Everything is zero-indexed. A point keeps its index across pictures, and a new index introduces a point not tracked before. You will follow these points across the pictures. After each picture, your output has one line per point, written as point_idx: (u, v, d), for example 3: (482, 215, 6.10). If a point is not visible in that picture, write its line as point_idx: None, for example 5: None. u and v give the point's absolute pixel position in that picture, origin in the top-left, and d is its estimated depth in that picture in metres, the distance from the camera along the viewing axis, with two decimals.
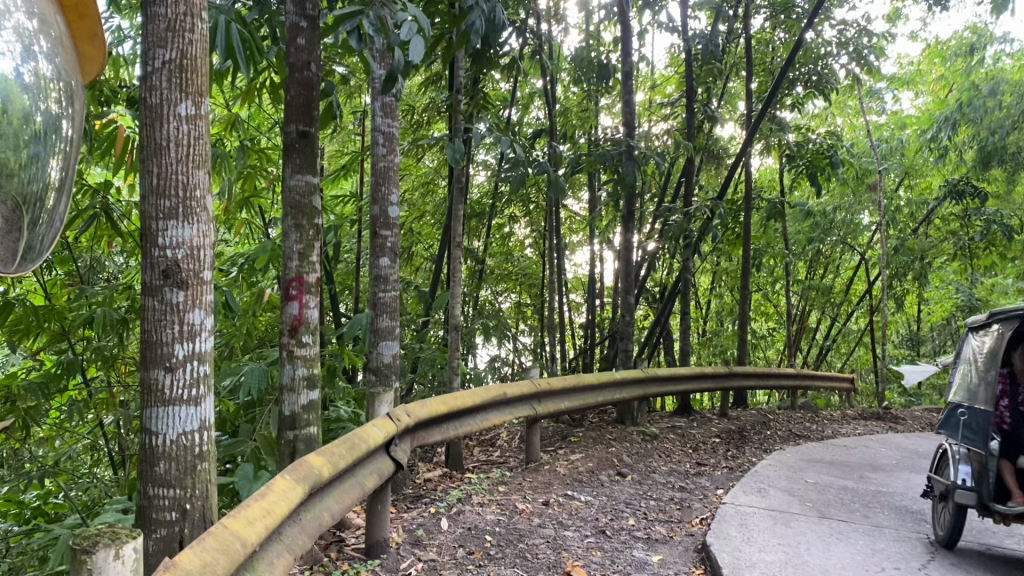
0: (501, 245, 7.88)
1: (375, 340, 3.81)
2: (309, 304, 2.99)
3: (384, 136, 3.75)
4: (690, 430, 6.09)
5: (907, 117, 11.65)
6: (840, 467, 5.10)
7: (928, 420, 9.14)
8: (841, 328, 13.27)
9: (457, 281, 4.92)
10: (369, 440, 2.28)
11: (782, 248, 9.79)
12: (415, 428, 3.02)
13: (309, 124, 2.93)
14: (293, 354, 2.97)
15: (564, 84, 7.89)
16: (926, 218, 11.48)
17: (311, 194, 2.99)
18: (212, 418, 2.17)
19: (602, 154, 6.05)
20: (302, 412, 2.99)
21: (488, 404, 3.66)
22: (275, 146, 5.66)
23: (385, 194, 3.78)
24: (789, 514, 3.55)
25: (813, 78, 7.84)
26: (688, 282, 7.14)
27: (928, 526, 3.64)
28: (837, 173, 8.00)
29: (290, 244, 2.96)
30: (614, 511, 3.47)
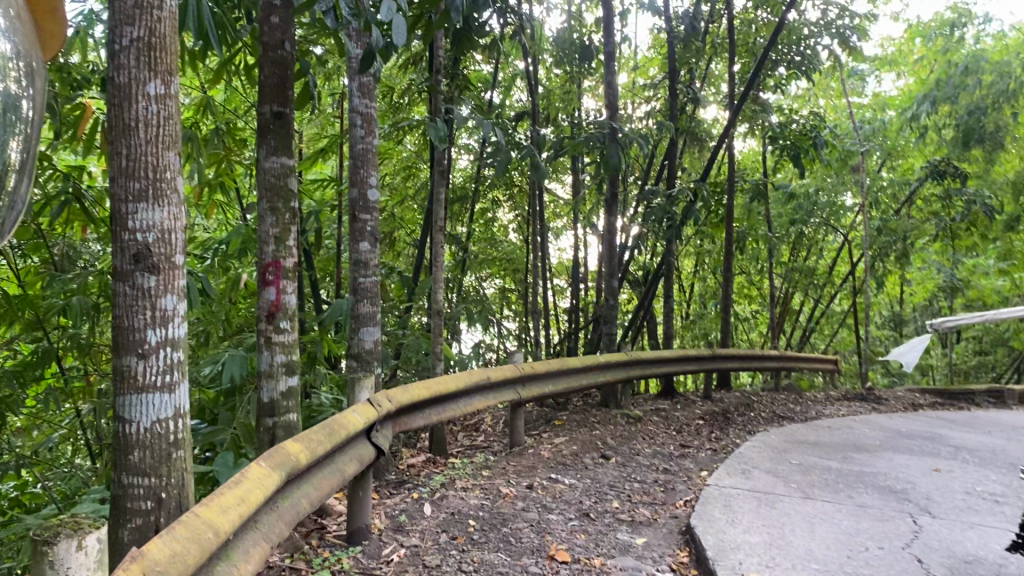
0: (484, 229, 7.85)
1: (356, 326, 3.77)
2: (286, 289, 2.95)
3: (362, 118, 3.70)
4: (674, 413, 6.09)
5: (889, 99, 11.68)
6: (824, 448, 5.11)
7: (911, 401, 9.19)
8: (824, 310, 13.33)
9: (440, 265, 4.88)
10: (349, 426, 2.25)
11: (765, 230, 9.81)
12: (398, 413, 2.99)
13: (284, 104, 2.88)
14: (271, 340, 2.92)
15: (546, 66, 7.84)
16: (907, 199, 11.54)
17: (286, 175, 2.93)
18: (187, 405, 2.12)
19: (585, 137, 6.00)
20: (281, 399, 2.94)
21: (471, 388, 3.63)
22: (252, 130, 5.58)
23: (363, 177, 3.73)
24: (773, 495, 3.54)
25: (796, 59, 7.82)
26: (672, 265, 7.12)
27: (912, 505, 3.64)
28: (820, 153, 8.01)
29: (266, 228, 2.91)
30: (598, 494, 3.45)
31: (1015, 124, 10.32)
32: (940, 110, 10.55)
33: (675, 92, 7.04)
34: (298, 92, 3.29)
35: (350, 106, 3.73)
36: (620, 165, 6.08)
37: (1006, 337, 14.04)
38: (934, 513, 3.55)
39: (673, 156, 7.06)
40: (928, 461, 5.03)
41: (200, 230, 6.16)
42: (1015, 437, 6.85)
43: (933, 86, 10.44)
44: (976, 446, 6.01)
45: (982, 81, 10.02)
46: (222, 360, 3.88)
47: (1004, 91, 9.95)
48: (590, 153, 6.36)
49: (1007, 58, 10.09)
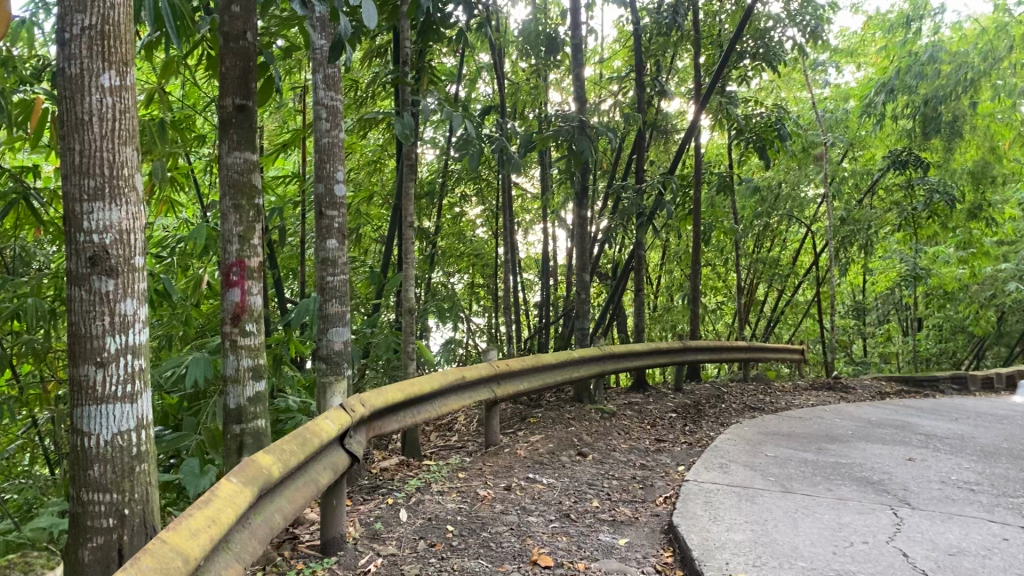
0: (451, 224, 7.75)
1: (324, 326, 3.64)
2: (252, 290, 2.83)
3: (328, 111, 3.58)
4: (647, 406, 6.05)
5: (849, 90, 11.79)
6: (798, 439, 5.11)
7: (877, 389, 9.28)
8: (789, 300, 13.44)
9: (410, 262, 4.77)
10: (322, 433, 2.15)
11: (732, 221, 9.83)
12: (372, 417, 2.89)
13: (246, 97, 2.76)
14: (237, 344, 2.80)
15: (512, 59, 7.76)
16: (870, 189, 11.67)
17: (251, 171, 2.81)
18: (150, 415, 2.01)
19: (554, 130, 5.93)
20: (248, 405, 2.83)
21: (446, 389, 3.55)
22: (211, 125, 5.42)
23: (329, 172, 3.62)
24: (753, 490, 3.51)
25: (760, 51, 7.80)
26: (641, 258, 7.09)
27: (891, 497, 3.63)
28: (786, 145, 8.02)
29: (230, 226, 2.78)
30: (577, 493, 3.38)
31: (973, 114, 10.45)
32: (901, 101, 10.66)
33: (642, 86, 6.88)
34: (260, 84, 3.17)
35: (313, 99, 3.60)
36: (589, 158, 6.02)
37: (966, 324, 14.27)
38: (913, 504, 3.54)
39: (642, 149, 6.91)
40: (901, 450, 5.04)
41: (160, 229, 5.98)
42: (981, 423, 6.93)
43: (892, 76, 10.53)
44: (945, 433, 6.07)
45: (941, 71, 10.05)
46: (185, 363, 3.75)
47: (963, 81, 9.97)
48: (558, 146, 6.29)
49: (965, 48, 10.22)
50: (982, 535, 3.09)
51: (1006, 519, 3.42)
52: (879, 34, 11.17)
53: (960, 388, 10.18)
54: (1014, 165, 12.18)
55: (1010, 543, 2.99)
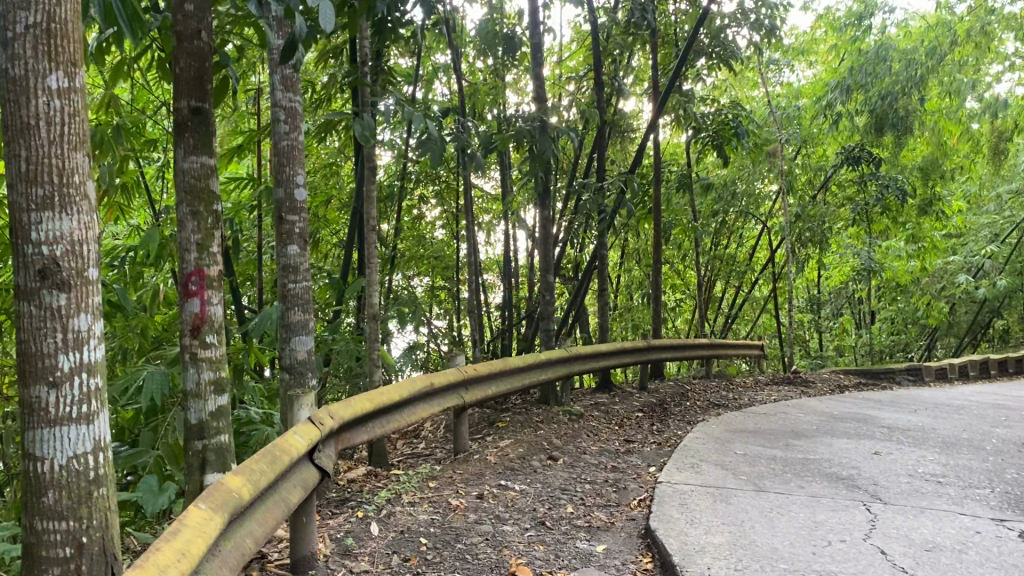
0: (411, 227, 7.65)
1: (287, 335, 3.53)
2: (212, 299, 2.72)
3: (286, 113, 3.47)
4: (613, 406, 6.02)
5: (801, 88, 11.91)
6: (765, 435, 5.11)
7: (836, 383, 9.39)
8: (746, 296, 13.56)
9: (373, 266, 4.67)
10: (292, 451, 2.05)
11: (691, 219, 9.87)
12: (340, 429, 2.80)
13: (202, 99, 2.65)
14: (197, 357, 2.68)
15: (469, 59, 7.67)
16: (823, 184, 11.83)
17: (208, 176, 2.70)
18: (109, 436, 1.90)
19: (514, 131, 5.85)
20: (210, 419, 2.71)
21: (414, 397, 3.47)
22: (161, 129, 5.25)
23: (289, 175, 3.51)
24: (727, 490, 3.48)
25: (717, 50, 7.82)
26: (604, 258, 7.06)
27: (862, 492, 3.63)
28: (743, 143, 8.06)
29: (187, 234, 2.66)
30: (551, 499, 3.32)
31: (922, 110, 10.62)
32: (853, 98, 10.80)
33: (600, 84, 6.84)
34: (215, 87, 3.06)
35: (271, 100, 3.49)
36: (551, 157, 5.97)
37: (918, 316, 14.55)
38: (885, 499, 3.55)
39: (603, 148, 6.85)
40: (866, 443, 5.08)
41: (111, 238, 5.79)
42: (940, 414, 7.04)
43: (845, 73, 10.66)
44: (907, 425, 6.13)
45: (892, 68, 10.21)
46: (142, 376, 3.63)
47: (913, 77, 10.12)
48: (519, 145, 6.23)
49: (914, 46, 10.38)
50: (955, 529, 3.10)
51: (976, 511, 3.45)
52: (830, 33, 11.30)
53: (915, 378, 10.38)
54: (961, 160, 12.45)
55: (984, 537, 3.00)
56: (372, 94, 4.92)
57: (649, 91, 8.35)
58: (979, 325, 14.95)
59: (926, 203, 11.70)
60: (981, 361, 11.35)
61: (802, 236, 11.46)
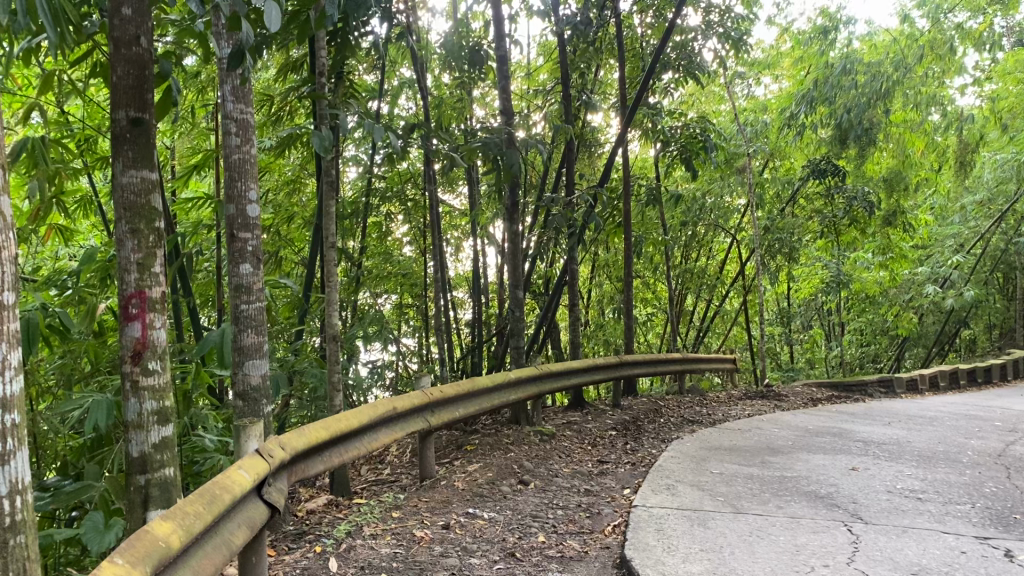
0: (378, 243, 7.47)
1: (240, 359, 3.34)
2: (154, 322, 2.54)
3: (237, 125, 3.31)
4: (586, 425, 5.88)
5: (768, 100, 11.93)
6: (741, 452, 5.00)
7: (809, 395, 9.32)
8: (717, 309, 13.51)
9: (333, 285, 4.50)
10: (233, 488, 1.89)
11: (661, 232, 9.80)
12: (294, 461, 2.62)
13: (142, 109, 2.49)
14: (139, 385, 2.50)
15: (435, 73, 7.54)
16: (791, 197, 11.86)
17: (149, 192, 2.53)
18: (26, 477, 1.71)
19: (481, 143, 5.74)
20: (153, 452, 2.53)
21: (376, 422, 3.30)
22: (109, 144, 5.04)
23: (241, 190, 3.35)
24: (703, 513, 3.35)
25: (684, 63, 7.78)
26: (574, 273, 6.94)
27: (843, 512, 3.52)
28: (711, 156, 8.01)
29: (126, 254, 2.49)
30: (521, 527, 3.18)
31: (888, 122, 10.65)
32: (819, 111, 10.83)
33: (568, 97, 6.72)
34: (158, 99, 2.90)
35: (222, 112, 3.34)
36: (518, 171, 5.85)
37: (888, 327, 14.60)
38: (865, 518, 3.44)
39: (571, 161, 6.75)
40: (843, 459, 4.98)
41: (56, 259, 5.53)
42: (913, 426, 6.99)
43: (810, 86, 10.69)
44: (882, 439, 6.06)
45: (857, 81, 10.26)
46: (85, 404, 3.43)
47: (879, 89, 10.16)
48: (485, 160, 6.11)
49: (878, 58, 10.44)
50: (940, 550, 2.99)
51: (959, 529, 3.34)
52: (794, 47, 11.34)
53: (887, 390, 10.37)
54: (926, 172, 12.54)
55: (971, 557, 2.89)
56: (331, 107, 4.77)
57: (616, 105, 8.28)
58: (947, 336, 15.05)
59: (892, 214, 11.75)
60: (950, 371, 11.37)
61: (771, 249, 11.45)
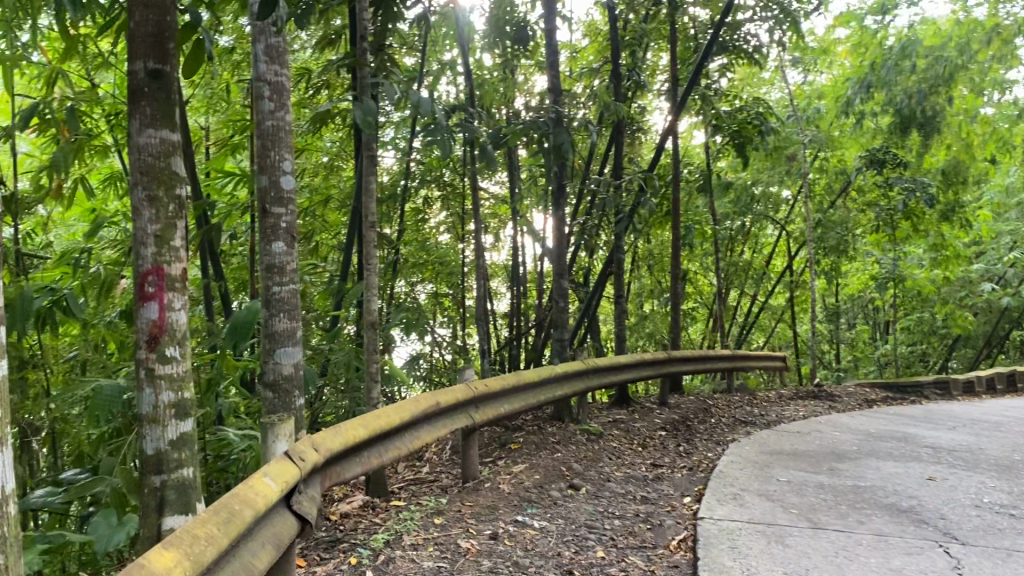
0: (415, 230, 7.17)
1: (271, 347, 3.06)
2: (174, 303, 2.27)
3: (271, 88, 3.03)
4: (635, 424, 5.53)
5: (821, 88, 11.46)
6: (805, 458, 4.63)
7: (863, 396, 8.89)
8: (763, 304, 13.04)
9: (372, 269, 4.20)
10: (254, 502, 1.60)
11: (711, 223, 9.40)
12: (328, 464, 2.33)
13: (162, 60, 2.21)
14: (154, 374, 2.22)
15: (477, 53, 7.21)
16: (844, 189, 11.37)
17: (169, 154, 2.24)
18: (10, 485, 1.43)
19: (529, 121, 5.38)
20: (170, 450, 2.25)
21: (418, 419, 3.01)
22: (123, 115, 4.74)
23: (274, 160, 3.06)
24: (778, 528, 3.01)
25: (743, 45, 7.34)
26: (621, 262, 6.55)
27: (933, 531, 3.15)
28: (764, 142, 7.60)
29: (143, 224, 2.21)
30: (576, 538, 2.87)
31: (950, 108, 10.11)
32: (873, 97, 10.35)
33: (618, 75, 6.31)
34: (184, 55, 2.61)
35: (254, 75, 3.06)
36: (567, 152, 5.52)
37: (939, 326, 14.08)
38: (961, 539, 3.06)
39: (620, 143, 6.37)
40: (916, 467, 4.58)
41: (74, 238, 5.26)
42: (980, 431, 6.54)
43: (867, 70, 10.23)
44: (952, 445, 5.64)
45: (917, 65, 9.78)
46: (92, 393, 3.19)
47: (941, 74, 9.81)
48: (530, 142, 5.77)
49: (940, 42, 9.94)
50: None
51: None
52: (850, 33, 10.84)
53: (943, 392, 9.89)
54: (988, 164, 11.93)
55: None
56: (371, 74, 4.46)
57: (667, 90, 7.89)
58: (999, 337, 14.48)
59: (950, 208, 11.23)
60: (1007, 374, 10.85)
61: (823, 242, 11.01)
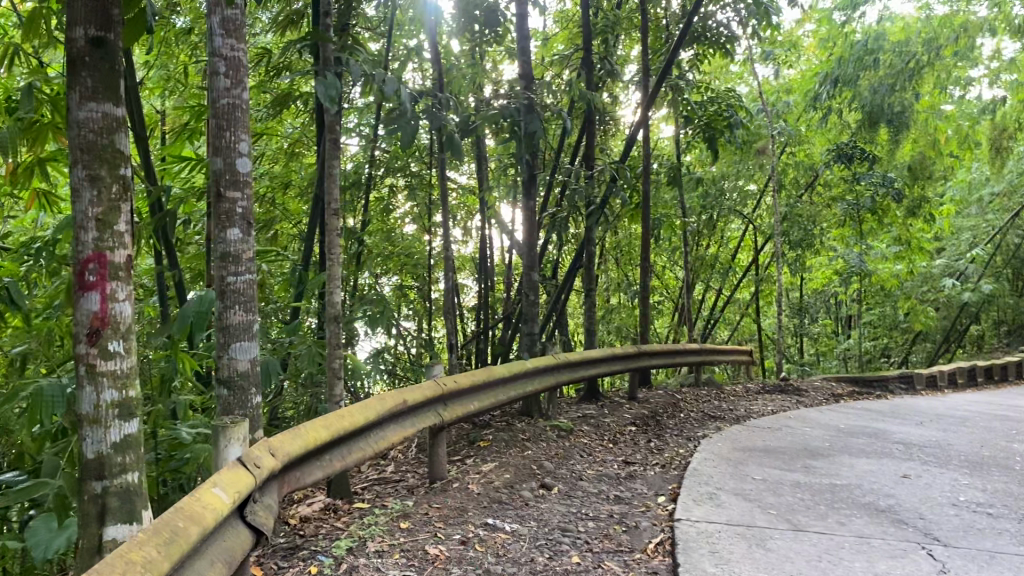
0: (381, 219, 6.98)
1: (225, 341, 2.88)
2: (117, 294, 2.09)
3: (227, 64, 2.85)
4: (604, 420, 5.42)
5: (789, 82, 11.46)
6: (778, 455, 4.56)
7: (830, 391, 8.89)
8: (729, 298, 13.05)
9: (335, 259, 4.01)
10: (196, 522, 1.45)
11: (680, 216, 9.33)
12: (286, 469, 2.16)
13: (106, 27, 2.04)
14: (95, 370, 2.04)
15: (446, 39, 7.04)
16: (811, 183, 11.38)
17: (113, 131, 2.07)
18: None
19: (499, 108, 5.23)
20: (113, 453, 2.08)
21: (384, 418, 2.85)
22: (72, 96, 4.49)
23: (230, 141, 2.87)
24: (759, 531, 2.90)
25: (716, 37, 7.23)
26: (591, 255, 6.43)
27: (914, 532, 3.07)
28: (733, 134, 7.53)
29: (83, 207, 2.03)
30: (549, 543, 2.73)
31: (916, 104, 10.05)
32: (841, 91, 10.33)
33: (589, 63, 6.17)
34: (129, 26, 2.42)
35: (209, 49, 2.87)
36: (538, 140, 5.37)
37: (899, 320, 14.25)
38: (943, 540, 2.98)
39: (591, 133, 6.24)
40: (890, 464, 4.52)
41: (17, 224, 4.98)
42: (947, 427, 6.53)
43: (834, 64, 10.20)
44: (922, 441, 5.62)
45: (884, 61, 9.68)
46: (30, 390, 2.98)
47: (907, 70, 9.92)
48: (499, 130, 5.61)
49: (907, 39, 9.95)
50: None
51: None
52: (818, 28, 10.84)
53: (907, 387, 9.94)
54: (952, 160, 12.01)
55: None
56: (335, 52, 4.26)
57: (638, 80, 7.78)
58: (959, 332, 14.65)
59: (915, 204, 11.32)
60: (969, 368, 10.94)
61: (790, 236, 11.02)
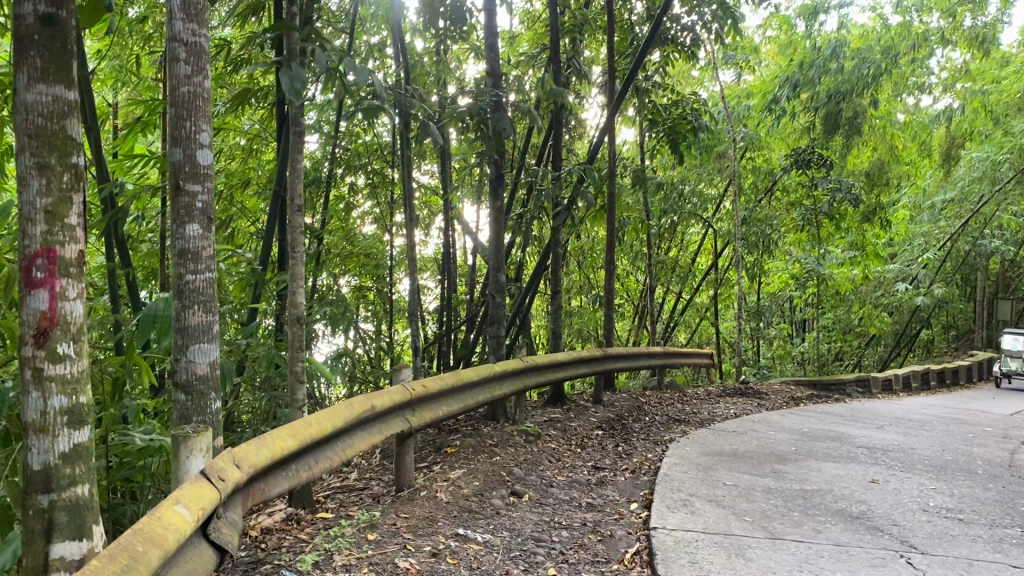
0: (341, 219, 6.80)
1: (183, 344, 2.73)
2: (67, 292, 1.94)
3: (187, 49, 2.69)
4: (570, 424, 5.34)
5: (750, 87, 11.50)
6: (746, 459, 4.52)
7: (790, 395, 8.93)
8: (689, 301, 13.06)
9: (298, 259, 3.86)
10: (155, 547, 1.34)
11: (643, 218, 9.28)
12: (250, 481, 2.03)
13: (57, 3, 1.89)
14: (42, 374, 1.89)
15: (410, 35, 6.88)
16: (770, 188, 11.44)
17: (64, 116, 1.92)
18: None
19: (464, 108, 5.12)
20: (61, 464, 1.94)
21: (351, 425, 2.73)
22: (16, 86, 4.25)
23: (190, 131, 2.72)
24: (736, 539, 2.84)
25: (681, 39, 7.18)
26: (557, 256, 6.33)
27: (891, 539, 3.03)
28: (697, 137, 7.50)
29: (31, 197, 1.88)
30: (523, 554, 2.63)
31: (873, 111, 10.10)
32: (801, 95, 10.35)
33: (555, 62, 6.06)
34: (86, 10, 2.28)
35: (169, 33, 2.72)
36: (507, 138, 5.25)
37: (854, 324, 14.44)
38: (919, 547, 2.94)
39: (559, 133, 6.13)
40: (857, 469, 4.51)
41: None
42: (906, 430, 6.57)
43: (795, 68, 10.22)
44: (884, 445, 5.63)
45: (844, 67, 9.70)
46: None
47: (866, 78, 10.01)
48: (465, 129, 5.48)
49: (866, 45, 9.99)
50: None
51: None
52: (780, 34, 10.88)
53: (863, 390, 10.02)
54: (906, 167, 12.19)
55: None
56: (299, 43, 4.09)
57: (602, 81, 7.71)
58: (910, 336, 14.87)
59: (871, 210, 11.46)
60: (922, 373, 11.08)
61: (750, 240, 11.06)
